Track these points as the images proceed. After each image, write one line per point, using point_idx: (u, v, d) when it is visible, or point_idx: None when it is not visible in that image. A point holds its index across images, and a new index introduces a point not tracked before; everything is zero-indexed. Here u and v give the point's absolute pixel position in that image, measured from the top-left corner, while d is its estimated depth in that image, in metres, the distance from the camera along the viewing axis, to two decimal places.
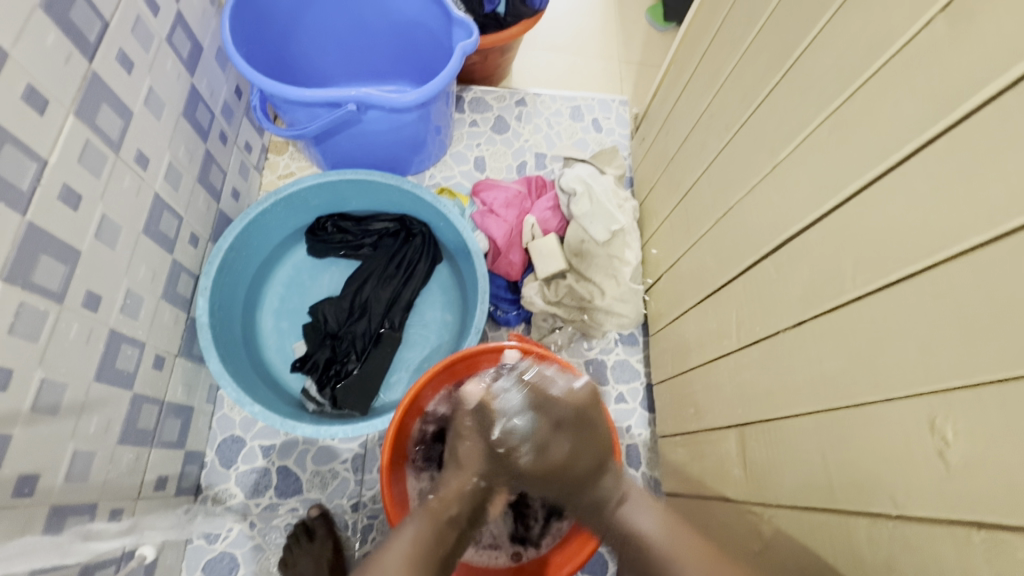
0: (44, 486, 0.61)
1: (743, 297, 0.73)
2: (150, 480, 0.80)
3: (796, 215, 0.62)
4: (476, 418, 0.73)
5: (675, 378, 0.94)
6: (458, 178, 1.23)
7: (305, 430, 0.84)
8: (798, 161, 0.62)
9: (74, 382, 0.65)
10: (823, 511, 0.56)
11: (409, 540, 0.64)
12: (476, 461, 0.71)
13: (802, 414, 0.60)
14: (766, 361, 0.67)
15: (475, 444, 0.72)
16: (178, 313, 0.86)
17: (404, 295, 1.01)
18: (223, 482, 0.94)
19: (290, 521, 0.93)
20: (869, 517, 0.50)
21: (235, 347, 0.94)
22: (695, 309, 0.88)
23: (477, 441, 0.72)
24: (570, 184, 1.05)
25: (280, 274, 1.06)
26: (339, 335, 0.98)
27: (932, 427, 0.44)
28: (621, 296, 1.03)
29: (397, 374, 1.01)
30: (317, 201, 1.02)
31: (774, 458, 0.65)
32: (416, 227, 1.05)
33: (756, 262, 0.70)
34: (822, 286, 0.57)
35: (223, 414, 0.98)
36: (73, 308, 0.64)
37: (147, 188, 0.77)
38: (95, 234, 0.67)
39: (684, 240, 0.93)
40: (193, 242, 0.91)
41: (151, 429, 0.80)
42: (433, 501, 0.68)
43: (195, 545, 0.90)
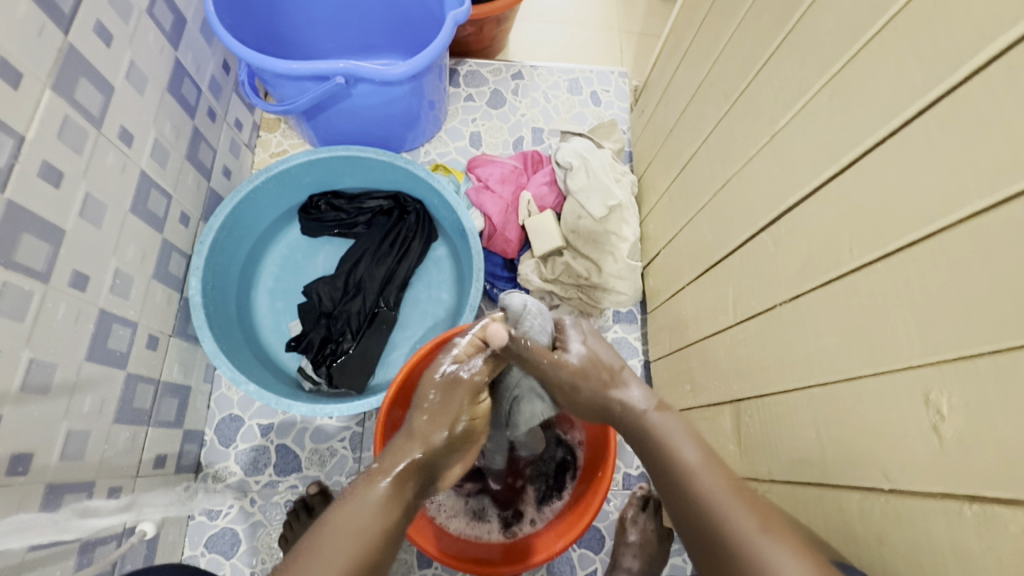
0: (39, 465, 0.61)
1: (740, 272, 0.71)
2: (149, 458, 0.81)
3: (796, 185, 0.60)
4: (441, 390, 0.62)
5: (672, 354, 0.93)
6: (453, 155, 1.20)
7: (301, 408, 0.84)
8: (797, 129, 0.60)
9: (64, 362, 0.64)
10: (818, 486, 0.55)
11: (361, 516, 0.52)
12: (438, 424, 0.60)
13: (796, 390, 0.59)
14: (762, 336, 0.66)
15: (433, 415, 0.61)
16: (170, 293, 0.86)
17: (399, 274, 1.00)
18: (223, 460, 0.95)
19: (290, 498, 0.94)
20: (861, 491, 0.49)
21: (230, 326, 0.94)
22: (693, 284, 0.86)
23: (437, 409, 0.61)
24: (566, 159, 1.01)
25: (274, 254, 1.05)
26: (334, 314, 0.97)
27: (927, 400, 0.43)
28: (619, 273, 1.01)
29: (394, 352, 1.01)
30: (309, 178, 1.00)
31: (767, 433, 0.64)
32: (410, 204, 1.03)
33: (754, 236, 0.68)
34: (820, 259, 0.56)
35: (221, 393, 0.98)
36: (60, 288, 0.64)
37: (132, 166, 0.76)
38: (79, 212, 0.66)
39: (682, 215, 0.91)
40: (184, 221, 0.90)
41: (147, 408, 0.80)
42: (377, 470, 0.57)
43: (197, 522, 0.91)
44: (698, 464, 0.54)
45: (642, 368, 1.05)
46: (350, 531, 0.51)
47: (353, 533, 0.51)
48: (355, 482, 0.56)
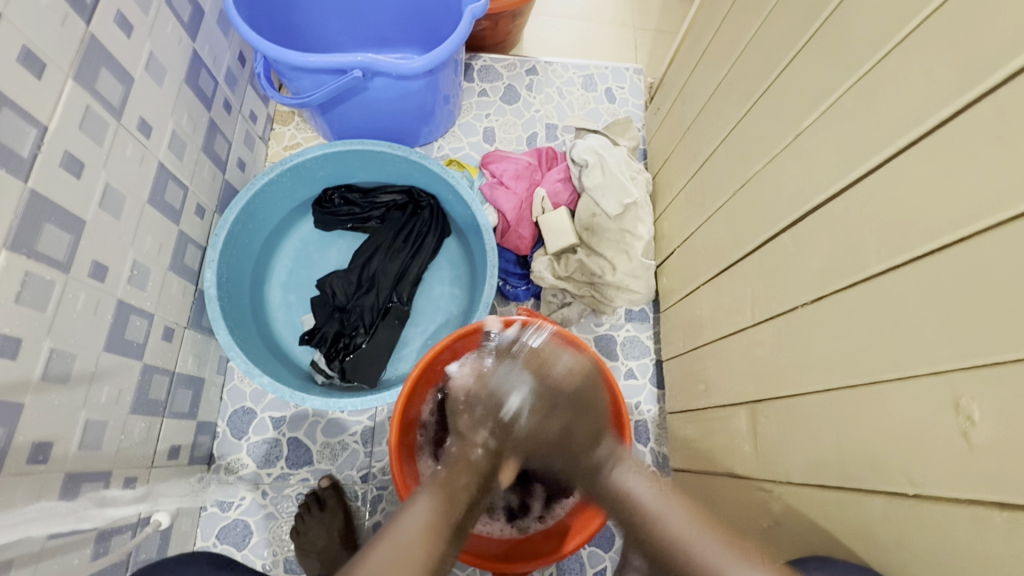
0: (59, 454, 0.61)
1: (759, 272, 0.71)
2: (164, 449, 0.81)
3: (820, 186, 0.59)
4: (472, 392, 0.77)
5: (686, 354, 0.92)
6: (466, 150, 1.20)
7: (315, 402, 0.84)
8: (822, 129, 0.59)
9: (84, 352, 0.65)
10: (838, 489, 0.55)
11: (430, 514, 0.60)
12: (477, 428, 0.73)
13: (817, 392, 0.58)
14: (780, 338, 0.65)
15: (473, 415, 0.75)
16: (185, 285, 0.86)
17: (413, 269, 1.00)
18: (235, 452, 0.95)
19: (301, 491, 0.94)
20: (885, 495, 0.49)
21: (244, 319, 0.94)
22: (709, 284, 0.85)
23: (472, 411, 0.76)
24: (582, 156, 1.01)
25: (288, 247, 1.05)
26: (347, 309, 0.96)
27: (956, 406, 0.42)
28: (632, 272, 1.01)
29: (406, 347, 1.01)
30: (324, 172, 1.00)
31: (785, 435, 0.64)
32: (424, 199, 1.03)
33: (774, 237, 0.68)
34: (844, 261, 0.55)
35: (234, 386, 0.99)
36: (80, 278, 0.64)
37: (150, 158, 0.76)
38: (98, 202, 0.66)
39: (699, 214, 0.90)
40: (200, 213, 0.90)
41: (162, 399, 0.80)
42: (443, 473, 0.66)
43: (210, 513, 0.92)
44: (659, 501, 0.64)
45: (653, 367, 1.06)
46: (420, 525, 0.59)
47: (422, 527, 0.58)
48: (423, 485, 0.65)
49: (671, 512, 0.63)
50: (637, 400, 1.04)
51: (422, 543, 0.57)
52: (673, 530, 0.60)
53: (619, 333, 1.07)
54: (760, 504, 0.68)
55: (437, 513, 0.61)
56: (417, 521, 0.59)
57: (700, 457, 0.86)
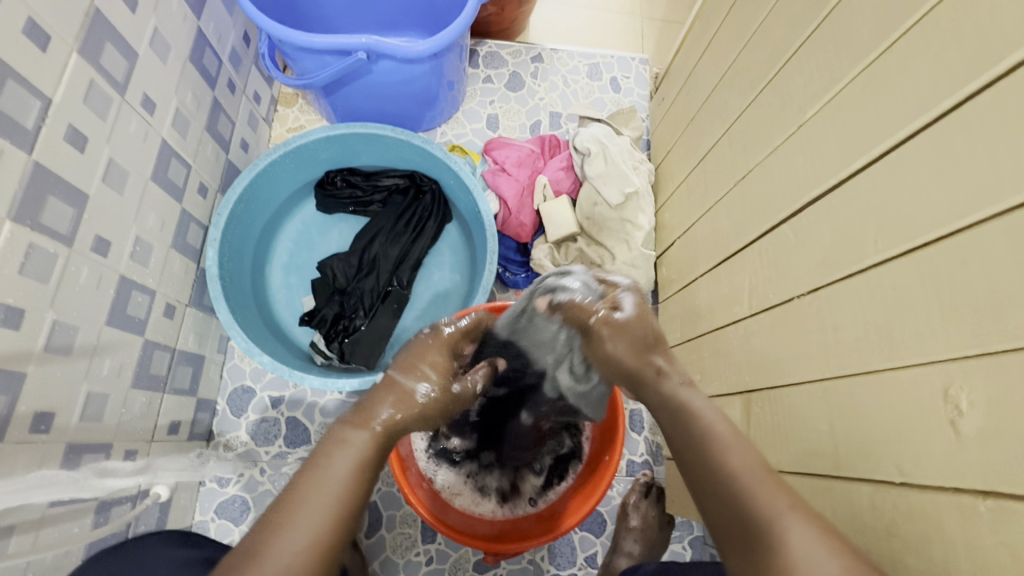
0: (61, 424, 0.62)
1: (758, 263, 0.71)
2: (164, 424, 0.82)
3: (823, 176, 0.59)
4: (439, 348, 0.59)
5: (683, 344, 0.93)
6: (470, 137, 1.20)
7: (313, 381, 0.85)
8: (826, 120, 0.59)
9: (86, 325, 0.65)
10: (828, 477, 0.56)
11: (340, 477, 0.46)
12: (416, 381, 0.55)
13: (809, 382, 0.59)
14: (776, 329, 0.66)
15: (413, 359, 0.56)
16: (187, 263, 0.86)
17: (413, 253, 1.00)
18: (234, 430, 0.97)
19: (299, 469, 0.96)
20: (873, 483, 0.50)
21: (244, 298, 0.94)
22: (708, 274, 0.85)
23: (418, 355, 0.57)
24: (584, 144, 1.01)
25: (289, 228, 1.05)
26: (347, 291, 0.97)
27: (946, 395, 0.43)
28: (632, 262, 1.00)
29: (405, 331, 1.01)
30: (326, 154, 1.00)
31: (778, 424, 0.64)
32: (426, 184, 1.03)
33: (774, 228, 0.68)
34: (842, 253, 0.56)
35: (234, 364, 1.00)
36: (83, 252, 0.64)
37: (154, 135, 0.76)
38: (102, 177, 0.67)
39: (701, 204, 0.90)
40: (202, 192, 0.90)
41: (163, 374, 0.82)
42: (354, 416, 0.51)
43: (208, 488, 0.93)
44: (730, 442, 0.51)
45: None
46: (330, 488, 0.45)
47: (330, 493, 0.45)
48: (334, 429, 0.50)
49: (725, 449, 0.51)
50: None
51: (333, 501, 0.45)
52: (732, 478, 0.49)
53: None
54: None
55: (360, 469, 0.47)
56: (331, 479, 0.46)
57: None
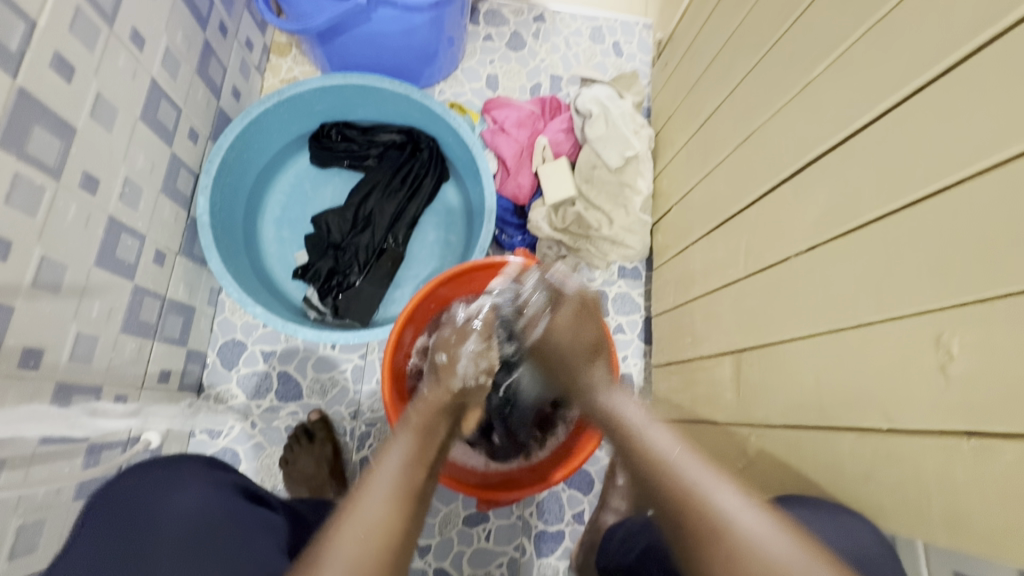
0: (49, 362, 0.61)
1: (755, 225, 0.71)
2: (154, 372, 0.82)
3: (826, 134, 0.59)
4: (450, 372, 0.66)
5: (675, 308, 0.94)
6: (469, 96, 1.17)
7: (307, 334, 0.85)
8: (834, 78, 0.59)
9: (75, 265, 0.64)
10: (812, 429, 0.57)
11: (378, 517, 0.43)
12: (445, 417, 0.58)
13: (801, 338, 0.60)
14: (770, 288, 0.66)
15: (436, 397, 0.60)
16: (178, 210, 0.84)
17: (409, 210, 0.99)
18: (225, 383, 0.96)
19: (291, 424, 0.96)
20: (858, 431, 0.51)
21: (237, 250, 0.93)
22: (703, 239, 0.86)
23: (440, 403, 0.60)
24: (585, 105, 1.01)
25: (282, 182, 1.03)
26: (342, 246, 0.96)
27: (937, 342, 0.44)
28: (629, 226, 1.02)
29: (400, 289, 1.01)
30: (322, 106, 0.97)
31: (767, 381, 0.65)
32: (424, 141, 1.01)
33: (773, 189, 0.68)
34: (841, 210, 0.56)
35: (225, 318, 0.98)
36: (71, 188, 0.62)
37: (143, 72, 0.73)
38: (90, 111, 0.64)
39: (699, 169, 0.89)
40: (193, 138, 0.87)
41: (154, 322, 0.80)
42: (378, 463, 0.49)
43: (199, 439, 0.93)
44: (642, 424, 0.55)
45: (643, 324, 1.08)
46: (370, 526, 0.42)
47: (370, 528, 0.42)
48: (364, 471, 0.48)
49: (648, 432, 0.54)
50: (624, 354, 1.06)
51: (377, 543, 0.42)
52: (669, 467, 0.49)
53: (611, 289, 1.08)
54: (736, 447, 0.71)
55: (398, 503, 0.45)
56: (365, 520, 0.42)
57: (681, 407, 0.88)
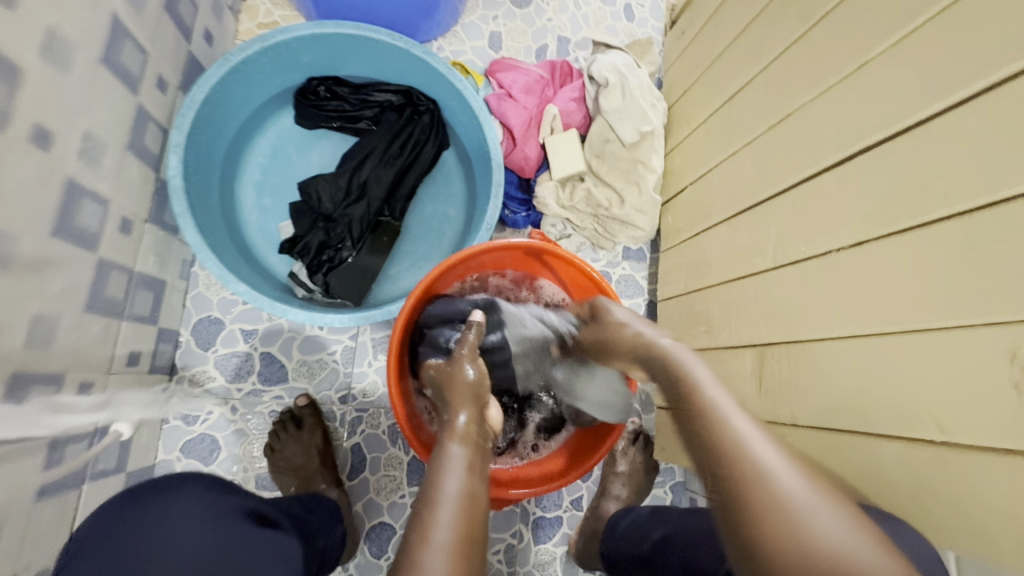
0: (3, 349, 0.52)
1: (785, 214, 0.67)
2: (123, 354, 0.72)
3: (884, 121, 0.55)
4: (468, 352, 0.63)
5: (686, 295, 0.90)
6: (469, 55, 1.07)
7: (298, 315, 0.77)
8: (895, 61, 0.54)
9: (29, 235, 0.54)
10: (849, 433, 0.55)
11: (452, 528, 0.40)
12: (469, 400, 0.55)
13: (839, 337, 0.57)
14: (803, 283, 0.63)
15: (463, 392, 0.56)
16: (146, 170, 0.73)
17: (408, 181, 0.90)
18: (201, 364, 0.88)
19: (275, 409, 0.89)
20: (906, 441, 0.49)
21: (213, 219, 0.83)
22: (721, 225, 0.81)
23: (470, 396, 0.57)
24: (601, 73, 0.93)
25: (262, 142, 0.92)
26: (333, 218, 0.86)
27: (1012, 357, 0.41)
28: (640, 206, 0.96)
29: (396, 266, 0.94)
30: (310, 57, 0.86)
31: (797, 379, 0.63)
32: (424, 103, 0.91)
33: (812, 178, 0.63)
34: (894, 206, 0.52)
35: (199, 293, 0.89)
36: (19, 142, 0.52)
37: (103, 4, 0.61)
38: (40, 48, 0.53)
39: (721, 149, 0.83)
40: (162, 87, 0.75)
41: (122, 299, 0.70)
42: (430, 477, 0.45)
43: (172, 426, 0.85)
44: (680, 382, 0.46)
45: (644, 308, 1.04)
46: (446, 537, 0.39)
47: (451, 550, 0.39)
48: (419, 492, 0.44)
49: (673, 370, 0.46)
50: None
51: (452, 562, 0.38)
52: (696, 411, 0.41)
53: (615, 271, 1.04)
54: None
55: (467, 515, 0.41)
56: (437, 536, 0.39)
57: None
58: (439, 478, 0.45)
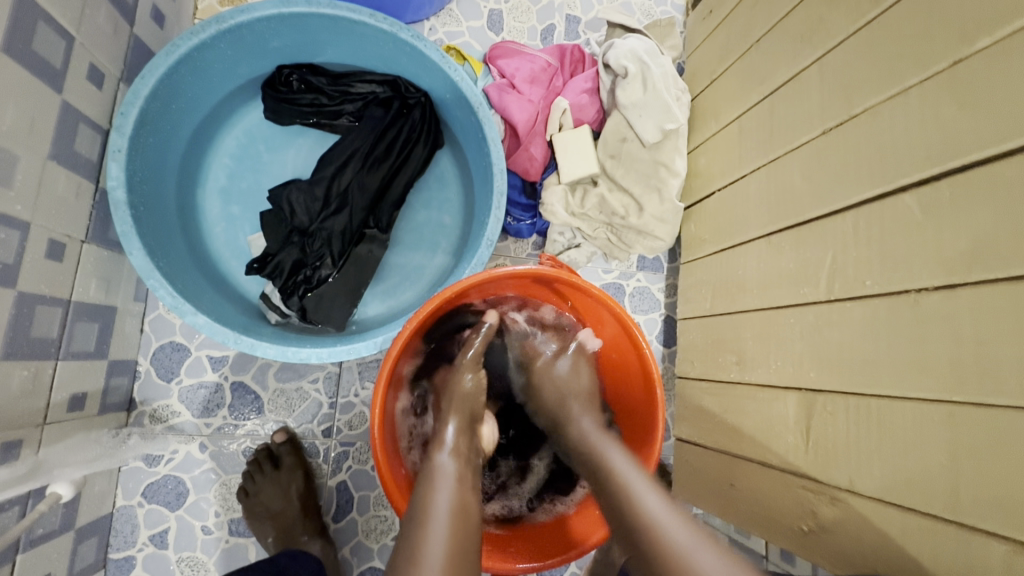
0: None
1: (847, 238, 0.56)
2: (60, 400, 0.62)
3: (989, 135, 0.43)
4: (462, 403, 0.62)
5: (713, 316, 0.80)
6: (466, 37, 0.94)
7: (268, 350, 0.66)
8: (1008, 58, 0.42)
9: None
10: (931, 516, 0.46)
11: None
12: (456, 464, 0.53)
13: (921, 399, 0.47)
14: (869, 325, 0.53)
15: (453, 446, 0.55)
16: (78, 181, 0.62)
17: (396, 186, 0.79)
18: (163, 398, 0.77)
19: (249, 446, 0.79)
20: (1013, 543, 0.40)
21: (169, 234, 0.71)
22: (759, 242, 0.70)
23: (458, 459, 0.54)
24: (620, 62, 0.81)
25: (228, 141, 0.80)
26: (310, 232, 0.75)
27: None
28: (661, 215, 0.85)
29: (384, 283, 0.83)
30: (278, 42, 0.73)
31: (860, 440, 0.53)
32: (413, 95, 0.79)
33: (884, 197, 0.52)
34: (1008, 245, 0.41)
35: (159, 316, 0.78)
36: None
37: None
38: None
39: (759, 152, 0.72)
40: (96, 80, 0.63)
41: (55, 337, 0.60)
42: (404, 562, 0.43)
43: (133, 468, 0.76)
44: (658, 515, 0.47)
45: (662, 324, 0.93)
46: None
47: None
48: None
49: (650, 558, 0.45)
50: None
51: None
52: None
53: (628, 283, 0.92)
54: (803, 505, 0.59)
55: None
56: None
57: (717, 432, 0.76)
58: (427, 496, 0.49)
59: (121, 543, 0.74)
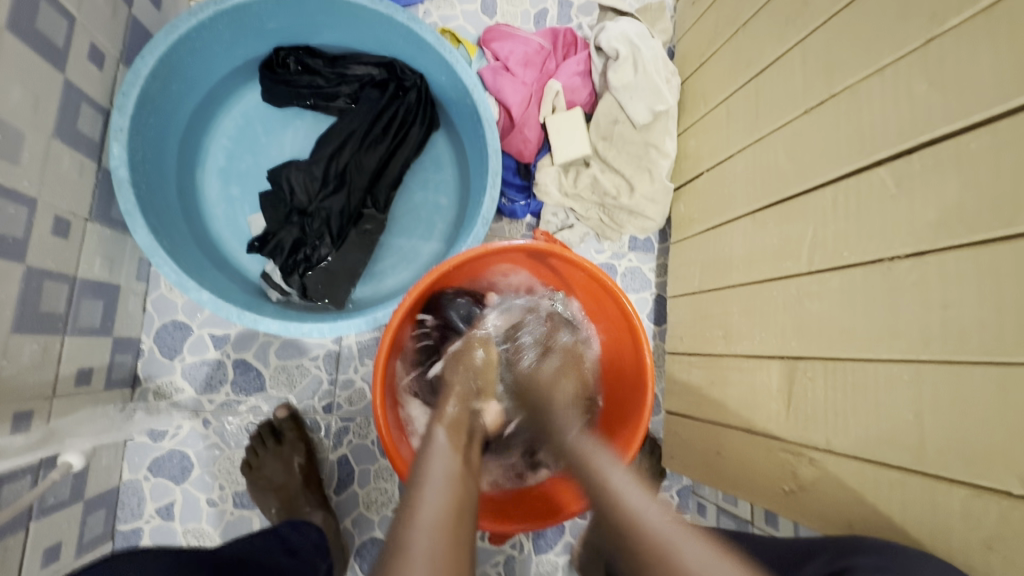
0: None
1: (827, 212, 0.59)
2: (68, 374, 0.64)
3: (959, 109, 0.46)
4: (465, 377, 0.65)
5: (701, 293, 0.82)
6: (460, 21, 0.95)
7: (270, 325, 0.68)
8: (978, 36, 0.45)
9: None
10: (900, 470, 0.49)
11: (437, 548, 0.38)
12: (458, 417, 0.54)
13: (893, 361, 0.50)
14: (847, 294, 0.56)
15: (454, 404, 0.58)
16: (82, 161, 0.63)
17: (393, 167, 0.80)
18: (167, 375, 0.79)
19: (252, 421, 0.81)
20: (973, 489, 0.43)
21: (170, 214, 0.73)
22: (744, 220, 0.73)
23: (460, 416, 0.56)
24: (612, 44, 0.83)
25: (226, 123, 0.82)
26: (309, 212, 0.76)
27: None
28: (652, 195, 0.87)
29: (382, 263, 0.85)
30: (275, 23, 0.74)
31: (837, 403, 0.56)
32: (409, 77, 0.80)
33: (862, 171, 0.55)
34: (974, 212, 0.44)
35: (161, 295, 0.80)
36: None
37: None
38: None
39: (746, 132, 0.74)
40: (96, 60, 0.64)
41: (62, 312, 0.62)
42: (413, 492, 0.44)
43: (138, 443, 0.78)
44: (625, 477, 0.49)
45: (652, 304, 0.95)
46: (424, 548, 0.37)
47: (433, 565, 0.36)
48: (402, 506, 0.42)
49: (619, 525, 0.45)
50: None
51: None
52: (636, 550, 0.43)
53: (621, 264, 0.94)
54: (783, 467, 0.63)
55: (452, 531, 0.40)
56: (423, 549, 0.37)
57: (705, 404, 0.79)
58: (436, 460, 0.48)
59: (128, 515, 0.77)
